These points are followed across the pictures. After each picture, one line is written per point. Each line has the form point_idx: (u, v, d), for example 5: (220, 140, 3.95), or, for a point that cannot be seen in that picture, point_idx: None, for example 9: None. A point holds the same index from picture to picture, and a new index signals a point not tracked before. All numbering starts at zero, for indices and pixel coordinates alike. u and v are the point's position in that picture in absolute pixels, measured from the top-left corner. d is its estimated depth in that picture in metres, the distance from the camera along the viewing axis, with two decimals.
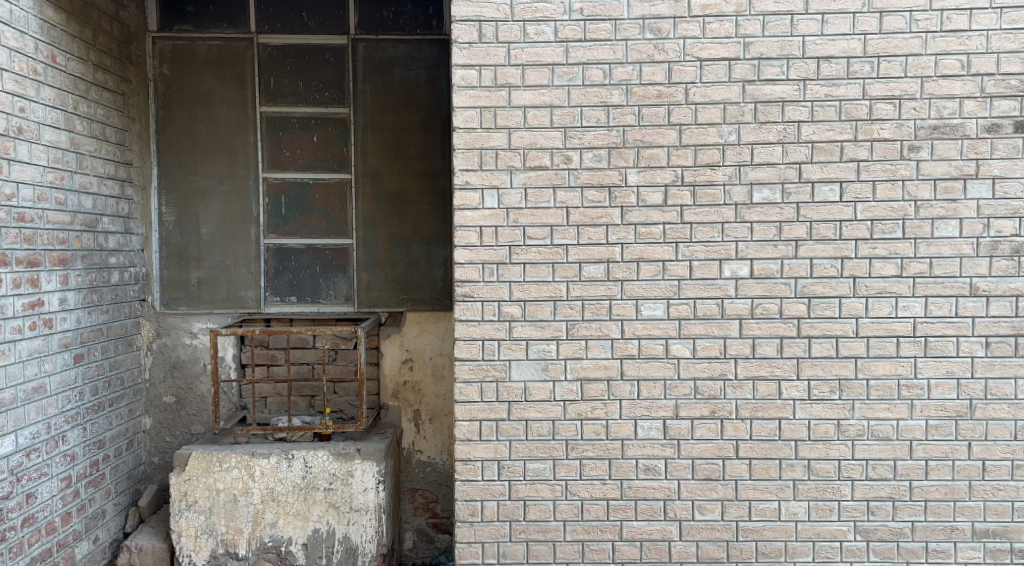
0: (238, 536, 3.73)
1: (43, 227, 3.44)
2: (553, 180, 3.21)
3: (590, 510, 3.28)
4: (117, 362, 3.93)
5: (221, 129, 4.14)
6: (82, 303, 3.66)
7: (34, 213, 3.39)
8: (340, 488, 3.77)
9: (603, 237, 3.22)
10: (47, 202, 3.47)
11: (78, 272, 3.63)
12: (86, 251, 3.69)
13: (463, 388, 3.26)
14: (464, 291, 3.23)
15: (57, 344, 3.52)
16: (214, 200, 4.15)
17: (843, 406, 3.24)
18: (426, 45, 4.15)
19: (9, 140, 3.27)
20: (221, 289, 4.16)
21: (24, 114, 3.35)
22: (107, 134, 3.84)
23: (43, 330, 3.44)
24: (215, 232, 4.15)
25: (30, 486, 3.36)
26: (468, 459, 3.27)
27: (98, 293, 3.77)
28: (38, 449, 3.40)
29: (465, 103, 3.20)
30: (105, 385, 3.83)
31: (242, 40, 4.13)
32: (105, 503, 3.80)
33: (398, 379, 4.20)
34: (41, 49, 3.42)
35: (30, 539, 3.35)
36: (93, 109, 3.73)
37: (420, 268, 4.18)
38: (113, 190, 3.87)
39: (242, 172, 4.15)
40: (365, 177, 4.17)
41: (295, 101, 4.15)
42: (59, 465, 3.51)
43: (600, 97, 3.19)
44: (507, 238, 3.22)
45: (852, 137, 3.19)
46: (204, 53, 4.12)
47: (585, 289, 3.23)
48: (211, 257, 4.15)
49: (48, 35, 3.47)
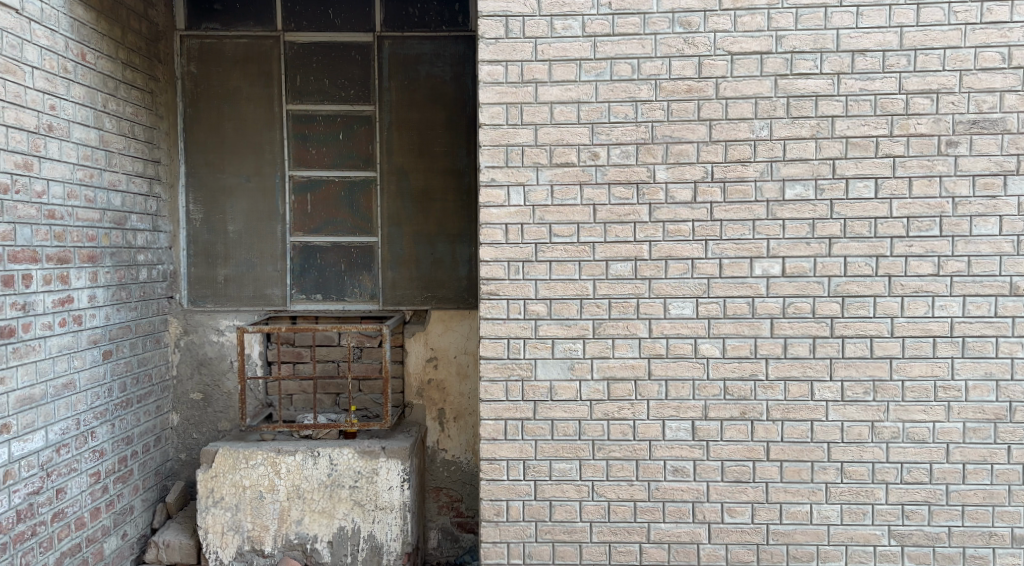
0: (264, 533, 3.74)
1: (73, 224, 3.46)
2: (579, 176, 3.17)
3: (616, 511, 3.23)
4: (145, 359, 3.95)
5: (248, 127, 4.15)
6: (110, 300, 3.68)
7: (63, 210, 3.41)
8: (365, 486, 3.76)
9: (630, 234, 3.17)
10: (77, 200, 3.48)
11: (106, 270, 3.65)
12: (115, 248, 3.71)
13: (487, 387, 3.22)
14: (488, 288, 3.20)
15: (86, 340, 3.54)
16: (240, 198, 4.16)
17: (877, 407, 3.16)
18: (451, 42, 4.12)
19: (40, 138, 3.29)
20: (248, 286, 4.18)
21: (54, 112, 3.36)
22: (136, 132, 3.87)
23: (72, 327, 3.46)
24: (241, 230, 4.16)
25: (59, 481, 3.38)
26: (492, 458, 3.24)
27: (126, 290, 3.80)
28: (67, 444, 3.42)
29: (491, 99, 3.16)
30: (134, 381, 3.86)
31: (269, 38, 4.14)
32: (133, 499, 3.83)
33: (422, 377, 4.18)
34: (71, 48, 3.44)
35: (59, 534, 3.37)
36: (122, 108, 3.76)
37: (444, 267, 4.16)
38: (141, 188, 3.90)
39: (268, 170, 4.16)
40: (390, 174, 4.15)
41: (321, 99, 4.15)
42: (88, 460, 3.53)
43: (628, 92, 3.14)
44: (532, 235, 3.18)
45: (888, 133, 3.11)
46: (231, 52, 4.14)
47: (612, 287, 3.19)
48: (238, 255, 4.17)
49: (78, 34, 3.48)
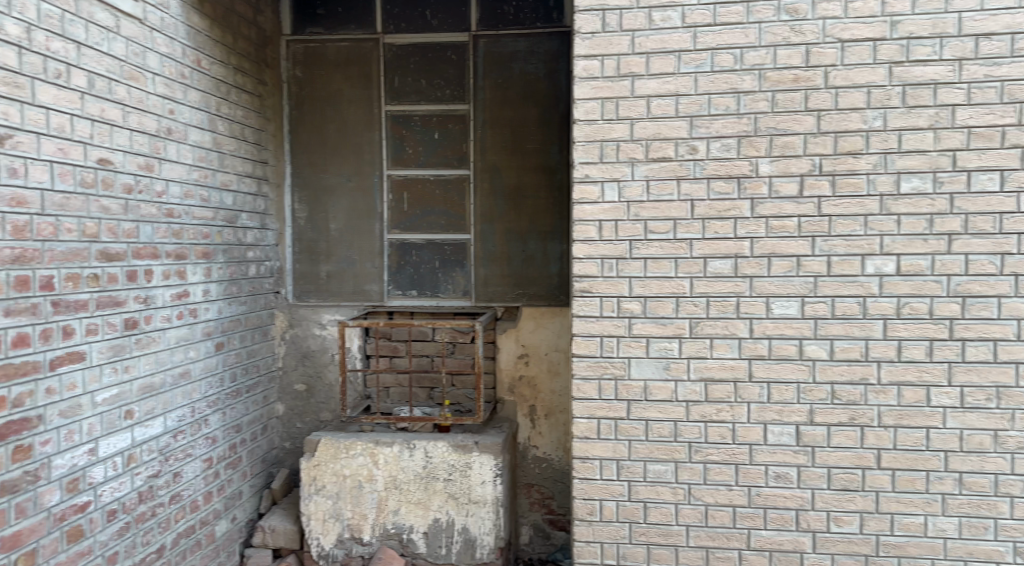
0: (363, 522, 3.85)
1: (189, 222, 3.54)
2: (678, 171, 3.10)
3: (715, 516, 3.15)
4: (253, 351, 4.12)
5: (349, 127, 4.28)
6: (223, 294, 3.83)
7: (181, 209, 3.46)
8: (459, 479, 3.81)
9: (731, 231, 3.08)
10: (193, 199, 3.56)
11: (219, 265, 3.80)
12: (227, 245, 3.87)
13: (580, 385, 3.20)
14: (582, 286, 3.17)
15: (201, 332, 3.65)
16: (342, 197, 4.30)
17: (1001, 416, 2.96)
18: (546, 38, 4.11)
19: (161, 141, 3.30)
20: (348, 282, 4.31)
21: (173, 115, 3.38)
22: (246, 134, 4.03)
23: (189, 319, 3.55)
24: (342, 228, 4.31)
25: (176, 465, 3.44)
26: (585, 458, 3.21)
27: (237, 285, 3.97)
28: (183, 430, 3.49)
29: (587, 94, 3.13)
30: (243, 372, 4.03)
31: (369, 41, 4.24)
32: (241, 484, 4.00)
33: (513, 373, 4.20)
34: (188, 54, 3.50)
35: (175, 516, 3.43)
36: (233, 111, 3.91)
37: (536, 263, 4.16)
38: (250, 188, 4.07)
39: (367, 169, 4.27)
40: (483, 172, 4.19)
41: (417, 99, 4.23)
42: (201, 447, 3.63)
43: (730, 83, 3.05)
44: (627, 232, 3.14)
45: (1015, 121, 2.90)
46: (334, 55, 4.27)
47: (710, 285, 3.10)
48: (339, 252, 4.31)
49: (194, 40, 3.55)
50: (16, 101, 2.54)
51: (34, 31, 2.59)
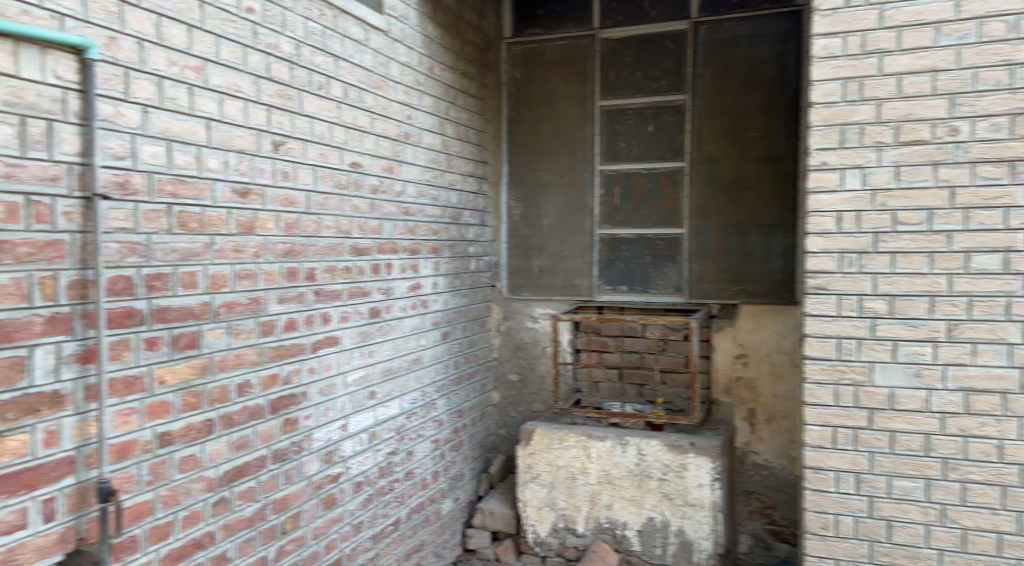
0: (576, 513, 3.90)
1: (422, 219, 3.78)
2: (934, 156, 2.81)
3: (975, 542, 2.83)
4: (474, 341, 4.33)
5: (564, 125, 4.35)
6: (449, 287, 4.06)
7: (416, 207, 3.70)
8: (674, 480, 3.73)
9: (1000, 221, 2.74)
10: (425, 198, 3.80)
11: (446, 260, 4.02)
12: (452, 241, 4.08)
13: (813, 390, 3.00)
14: (816, 282, 2.98)
15: (431, 322, 3.89)
16: (554, 194, 4.39)
17: None
18: (773, 21, 3.90)
19: (400, 144, 3.54)
20: (559, 277, 4.40)
21: (410, 121, 3.62)
22: (469, 135, 4.23)
23: (421, 309, 3.79)
24: (554, 224, 4.40)
25: (410, 445, 3.67)
26: (819, 468, 3.01)
27: (460, 278, 4.18)
28: (415, 413, 3.72)
29: (826, 75, 2.92)
30: (465, 361, 4.24)
31: (586, 37, 4.28)
32: (463, 467, 4.21)
33: (730, 374, 4.04)
34: (424, 63, 3.74)
35: (409, 492, 3.66)
36: (459, 114, 4.11)
37: (756, 258, 3.97)
38: (473, 186, 4.27)
39: (580, 165, 4.32)
40: (700, 163, 4.06)
41: (633, 91, 4.19)
42: (430, 429, 3.86)
43: (1001, 55, 2.71)
44: (871, 224, 2.89)
45: None
46: (551, 54, 4.36)
47: (972, 284, 2.78)
48: (550, 247, 4.41)
49: (428, 49, 3.78)
50: (289, 112, 2.67)
51: (303, 48, 2.73)
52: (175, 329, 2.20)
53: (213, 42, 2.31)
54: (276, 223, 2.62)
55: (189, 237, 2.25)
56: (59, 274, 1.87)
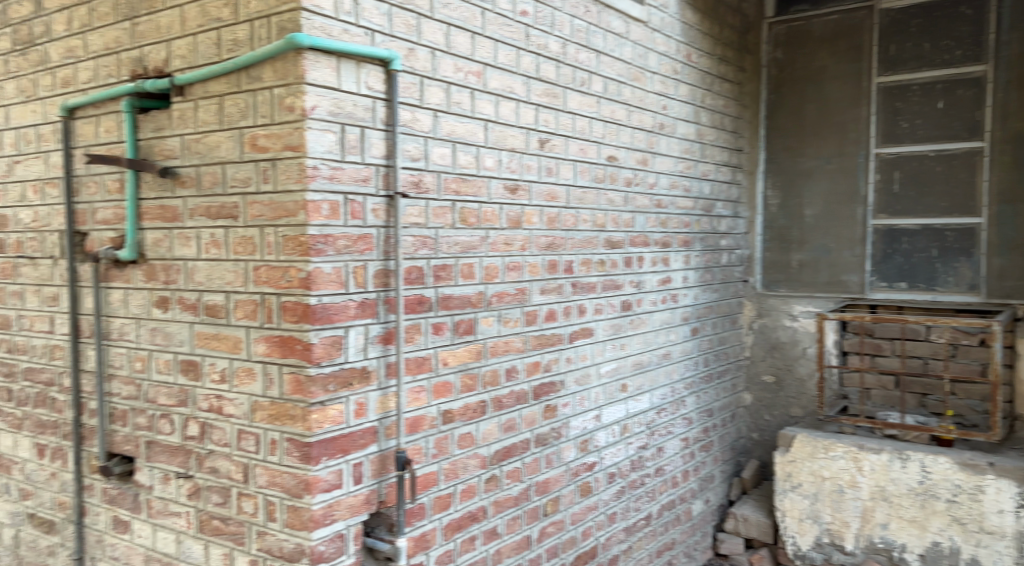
0: (844, 529, 3.60)
1: (674, 211, 3.65)
2: None
3: None
4: (724, 338, 4.13)
5: (832, 106, 4.03)
6: (699, 281, 3.88)
7: (668, 198, 3.58)
8: (967, 503, 3.32)
9: None
10: (678, 189, 3.67)
11: (697, 253, 3.86)
12: (705, 233, 3.93)
13: None
14: None
15: (680, 317, 3.73)
16: (819, 181, 4.09)
17: None
18: None
19: (655, 135, 3.46)
20: (823, 271, 4.08)
21: (666, 111, 3.53)
22: (725, 123, 4.05)
23: (671, 303, 3.64)
24: (818, 214, 4.09)
25: (660, 441, 3.57)
26: None
27: (712, 272, 4.00)
28: (666, 409, 3.60)
29: None
30: (715, 358, 4.06)
31: (861, 10, 3.94)
32: (713, 468, 4.05)
33: None
34: (681, 51, 3.64)
35: (659, 489, 3.57)
36: (716, 101, 3.95)
37: None
38: (727, 175, 4.08)
39: (850, 149, 3.98)
40: (1005, 144, 3.57)
41: (918, 66, 3.79)
42: (680, 426, 3.73)
43: None
44: None
45: None
46: (819, 31, 4.06)
47: None
48: (814, 239, 4.11)
49: (687, 37, 3.68)
50: (554, 110, 2.75)
51: (568, 45, 2.81)
52: (457, 316, 2.37)
53: (491, 48, 2.45)
54: (540, 217, 2.72)
55: (468, 231, 2.40)
56: (368, 264, 2.09)
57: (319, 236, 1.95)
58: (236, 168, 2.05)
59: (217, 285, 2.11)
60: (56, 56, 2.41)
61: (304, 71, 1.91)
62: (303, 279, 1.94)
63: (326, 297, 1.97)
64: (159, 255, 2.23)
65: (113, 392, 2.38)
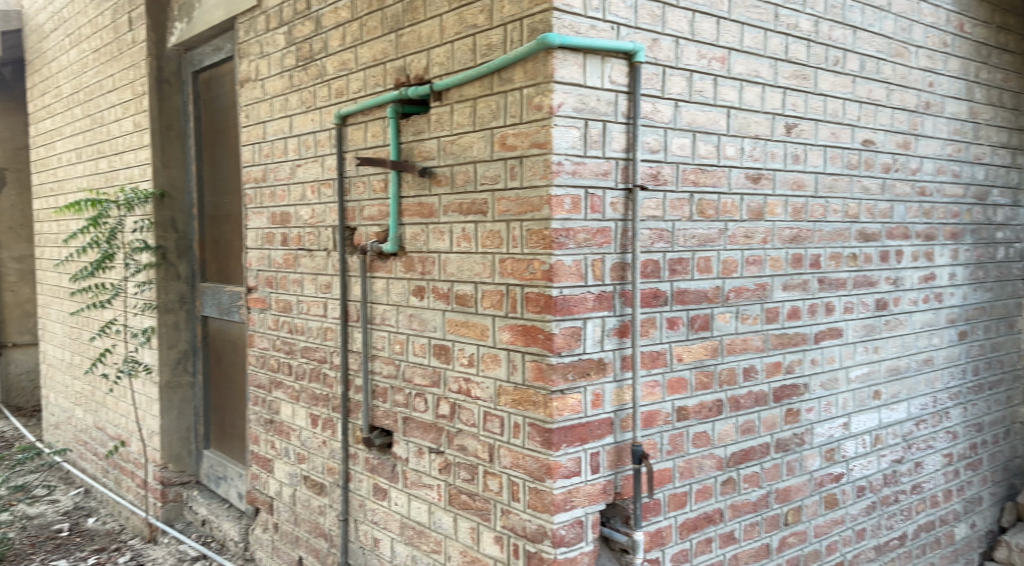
0: None
1: (940, 200, 3.28)
2: None
3: None
4: (999, 344, 3.64)
5: None
6: (969, 279, 3.46)
7: (933, 186, 3.23)
8: None
9: None
10: (945, 175, 3.29)
11: (967, 247, 3.44)
12: (977, 224, 3.49)
13: None
14: None
15: (945, 319, 3.35)
16: None
17: None
18: None
19: (919, 116, 3.13)
20: None
21: (932, 89, 3.17)
22: (1004, 99, 3.57)
23: (934, 304, 3.29)
24: None
25: (918, 455, 3.23)
26: None
27: (984, 269, 3.54)
28: (926, 420, 3.25)
29: None
30: (987, 366, 3.58)
31: None
32: (982, 489, 3.59)
33: None
34: (953, 20, 3.25)
35: (917, 507, 3.23)
36: (993, 75, 3.49)
37: None
38: (1005, 159, 3.60)
39: None
40: None
41: None
42: (942, 440, 3.35)
43: None
44: None
45: None
46: None
47: None
48: None
49: (959, 4, 3.28)
50: (803, 93, 2.60)
51: (821, 23, 2.63)
52: (692, 311, 2.33)
53: (737, 32, 2.37)
54: (785, 208, 2.58)
55: (707, 223, 2.35)
56: (606, 258, 2.12)
57: (562, 230, 2.02)
58: (485, 166, 2.17)
59: (467, 276, 2.25)
60: (332, 69, 2.71)
61: (553, 69, 1.98)
62: (547, 272, 2.02)
63: (567, 289, 2.03)
64: (416, 248, 2.43)
65: (375, 370, 2.63)
